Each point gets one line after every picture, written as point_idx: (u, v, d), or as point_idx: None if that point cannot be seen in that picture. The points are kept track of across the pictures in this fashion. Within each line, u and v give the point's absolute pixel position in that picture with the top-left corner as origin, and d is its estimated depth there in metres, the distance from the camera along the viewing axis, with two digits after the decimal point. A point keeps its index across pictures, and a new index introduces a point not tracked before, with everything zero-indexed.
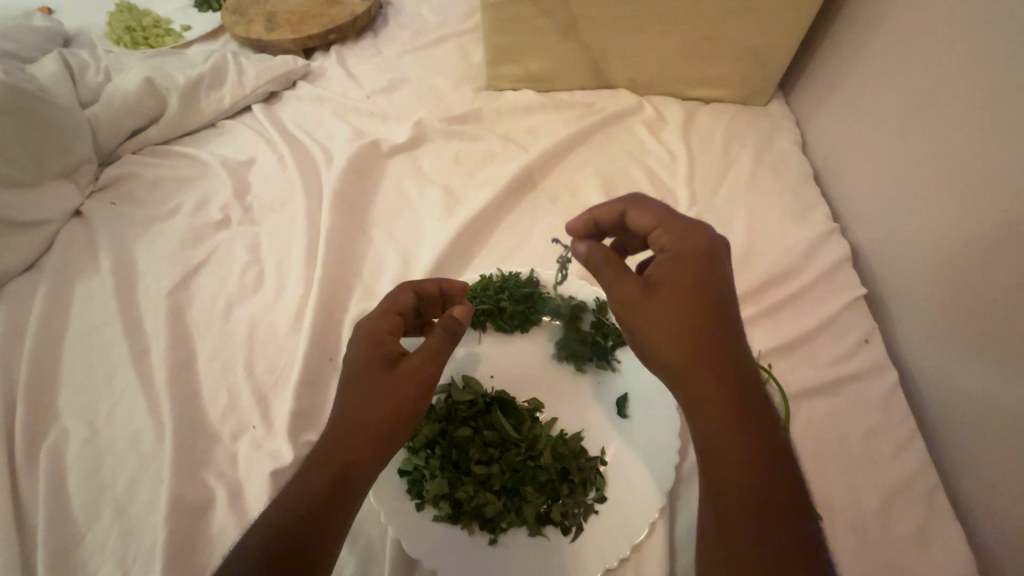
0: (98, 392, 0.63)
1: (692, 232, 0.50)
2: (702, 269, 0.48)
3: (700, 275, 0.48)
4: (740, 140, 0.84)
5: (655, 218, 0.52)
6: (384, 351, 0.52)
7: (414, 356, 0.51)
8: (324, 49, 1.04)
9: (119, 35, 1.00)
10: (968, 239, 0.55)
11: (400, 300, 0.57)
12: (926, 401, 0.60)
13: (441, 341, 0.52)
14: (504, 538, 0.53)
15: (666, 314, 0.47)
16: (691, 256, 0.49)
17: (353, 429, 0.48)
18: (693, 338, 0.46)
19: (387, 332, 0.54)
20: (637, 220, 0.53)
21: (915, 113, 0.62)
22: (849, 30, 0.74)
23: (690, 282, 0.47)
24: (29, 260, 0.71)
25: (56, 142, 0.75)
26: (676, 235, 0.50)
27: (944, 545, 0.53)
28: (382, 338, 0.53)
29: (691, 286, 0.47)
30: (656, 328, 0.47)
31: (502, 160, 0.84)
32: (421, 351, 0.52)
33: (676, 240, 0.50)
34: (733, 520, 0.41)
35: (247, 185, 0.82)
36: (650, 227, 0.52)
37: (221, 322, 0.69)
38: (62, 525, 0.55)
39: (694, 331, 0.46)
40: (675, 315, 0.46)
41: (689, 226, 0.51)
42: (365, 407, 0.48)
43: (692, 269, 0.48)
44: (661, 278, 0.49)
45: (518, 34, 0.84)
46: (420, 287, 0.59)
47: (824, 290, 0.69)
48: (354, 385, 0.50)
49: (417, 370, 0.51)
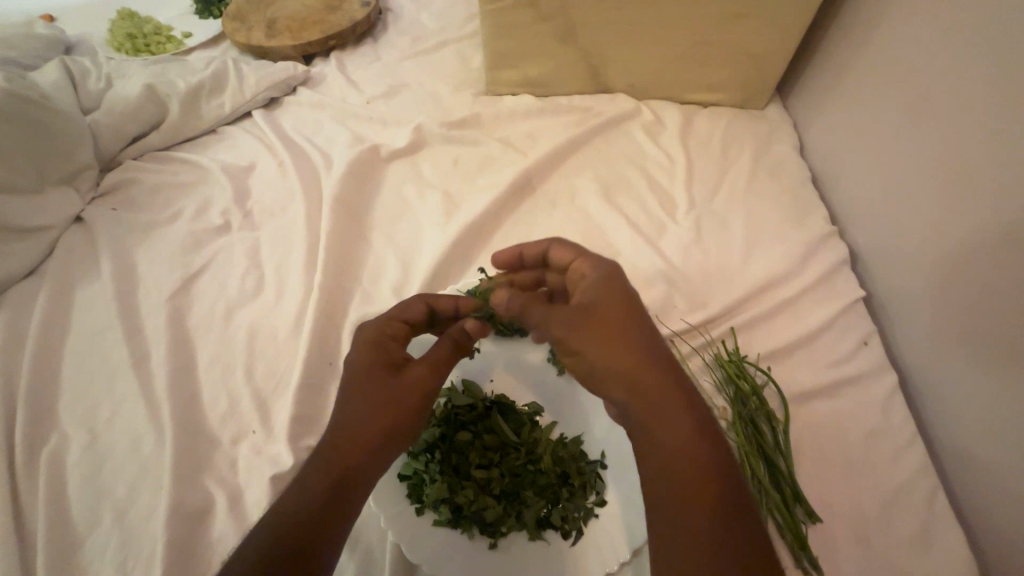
0: (98, 397, 0.63)
1: (606, 260, 0.55)
2: (625, 289, 0.51)
3: (623, 292, 0.51)
4: (738, 144, 0.84)
5: (574, 250, 0.57)
6: (389, 356, 0.52)
7: (420, 364, 0.52)
8: (323, 55, 1.05)
9: (120, 43, 1.01)
10: (967, 243, 0.55)
11: (411, 311, 0.57)
12: (925, 403, 0.61)
13: (449, 351, 0.53)
14: (504, 542, 0.53)
15: (600, 330, 0.49)
16: (612, 277, 0.52)
17: (353, 434, 0.48)
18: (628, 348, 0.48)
19: (393, 338, 0.54)
20: (558, 253, 0.58)
21: (912, 116, 0.63)
22: (846, 33, 0.74)
23: (615, 298, 0.50)
24: (30, 266, 0.72)
25: (58, 149, 0.75)
26: (595, 262, 0.55)
27: (945, 549, 0.53)
28: (389, 344, 0.53)
29: (618, 303, 0.50)
30: (594, 344, 0.48)
31: (501, 165, 0.84)
32: (429, 358, 0.53)
33: (594, 265, 0.54)
34: (685, 520, 0.42)
35: (247, 190, 0.82)
36: (570, 257, 0.57)
37: (221, 327, 0.69)
38: (62, 530, 0.55)
39: (630, 343, 0.48)
40: (611, 329, 0.48)
41: (603, 256, 0.56)
42: (365, 412, 0.49)
43: (616, 287, 0.51)
44: (590, 297, 0.51)
45: (516, 40, 0.85)
46: (436, 303, 0.58)
47: (822, 293, 0.69)
48: (357, 390, 0.50)
49: (424, 381, 0.51)
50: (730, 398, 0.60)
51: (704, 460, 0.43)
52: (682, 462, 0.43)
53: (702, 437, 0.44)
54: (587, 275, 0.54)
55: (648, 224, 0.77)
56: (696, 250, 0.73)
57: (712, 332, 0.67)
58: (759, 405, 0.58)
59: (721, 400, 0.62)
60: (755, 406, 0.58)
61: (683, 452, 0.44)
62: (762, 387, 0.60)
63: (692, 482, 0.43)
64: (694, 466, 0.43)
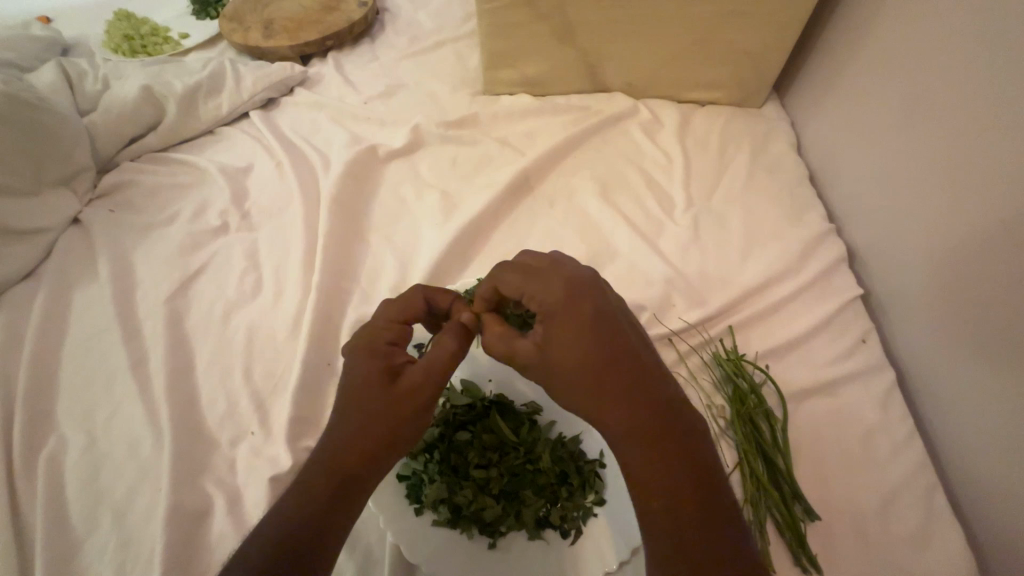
0: (97, 399, 0.63)
1: (556, 276, 0.50)
2: (579, 315, 0.47)
3: (577, 325, 0.47)
4: (736, 142, 0.84)
5: (517, 279, 0.51)
6: (387, 362, 0.51)
7: (417, 369, 0.50)
8: (321, 55, 1.05)
9: (117, 44, 1.01)
10: (965, 241, 0.55)
11: (409, 308, 0.55)
12: (924, 400, 0.61)
13: (449, 348, 0.51)
14: (503, 541, 0.54)
15: (559, 369, 0.47)
16: (558, 301, 0.48)
17: (352, 440, 0.47)
18: (588, 380, 0.46)
19: (391, 343, 0.53)
20: (505, 279, 0.52)
21: (912, 112, 0.62)
22: (844, 28, 0.74)
23: (568, 325, 0.47)
24: (27, 268, 0.71)
25: (55, 151, 0.75)
26: (542, 284, 0.49)
27: (943, 545, 0.53)
28: (385, 350, 0.52)
29: (570, 330, 0.47)
30: (562, 387, 0.47)
31: (499, 164, 0.84)
32: (426, 361, 0.50)
33: (541, 296, 0.49)
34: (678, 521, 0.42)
35: (245, 191, 0.82)
36: (517, 286, 0.51)
37: (220, 328, 0.69)
38: (61, 533, 0.55)
39: (591, 380, 0.46)
40: (569, 367, 0.47)
41: (553, 270, 0.50)
42: (363, 420, 0.48)
43: (565, 313, 0.48)
44: (544, 333, 0.48)
45: (513, 39, 0.85)
46: (433, 299, 0.57)
47: (821, 291, 0.69)
48: (353, 396, 0.49)
49: (417, 388, 0.49)
50: (729, 397, 0.60)
51: (683, 470, 0.44)
52: (667, 469, 0.43)
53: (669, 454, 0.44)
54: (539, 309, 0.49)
55: (646, 222, 0.77)
56: (694, 249, 0.73)
57: (710, 330, 0.67)
58: (758, 404, 0.58)
59: (720, 398, 0.62)
60: (754, 404, 0.58)
61: (649, 469, 0.44)
62: (760, 384, 0.60)
63: (658, 492, 0.43)
64: (675, 471, 0.43)
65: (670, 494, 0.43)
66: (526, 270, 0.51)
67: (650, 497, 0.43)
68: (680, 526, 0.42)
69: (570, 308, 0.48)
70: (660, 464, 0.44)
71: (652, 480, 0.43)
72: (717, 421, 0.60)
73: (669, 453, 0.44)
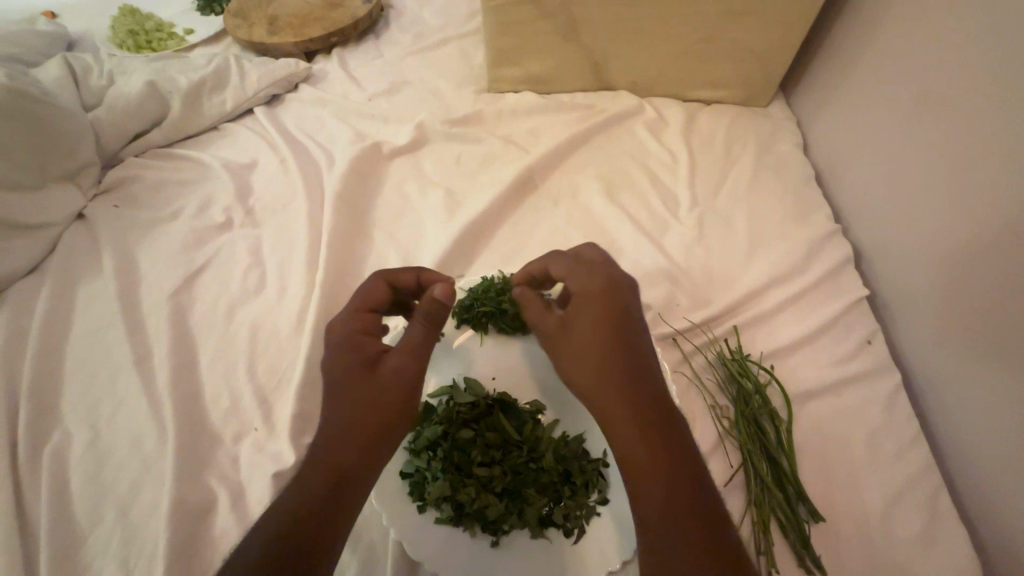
0: (101, 394, 0.63)
1: (600, 270, 0.54)
2: (608, 306, 0.51)
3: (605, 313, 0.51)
4: (741, 142, 0.84)
5: (566, 264, 0.56)
6: (364, 352, 0.51)
7: (397, 354, 0.51)
8: (325, 52, 1.05)
9: (122, 39, 1.01)
10: (969, 241, 0.55)
11: (373, 296, 0.56)
12: (930, 401, 0.60)
13: (424, 329, 0.52)
14: (506, 540, 0.53)
15: (575, 346, 0.51)
16: (596, 291, 0.52)
17: (351, 433, 0.48)
18: (600, 361, 0.49)
19: (363, 333, 0.53)
20: (556, 264, 0.57)
21: (916, 112, 0.62)
22: (850, 28, 0.73)
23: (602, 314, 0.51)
24: (32, 263, 0.71)
25: (60, 146, 0.75)
26: (586, 273, 0.54)
27: (948, 547, 0.53)
28: (359, 340, 0.52)
29: (603, 317, 0.51)
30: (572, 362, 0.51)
31: (503, 162, 0.84)
32: (404, 345, 0.52)
33: (583, 281, 0.53)
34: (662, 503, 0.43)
35: (249, 187, 0.82)
36: (563, 272, 0.55)
37: (224, 324, 0.69)
38: (65, 527, 0.55)
39: (600, 362, 0.49)
40: (585, 346, 0.50)
41: (600, 265, 0.54)
42: (358, 410, 0.48)
43: (602, 301, 0.52)
44: (573, 312, 0.52)
45: (519, 37, 0.84)
46: (397, 280, 0.58)
47: (826, 291, 0.69)
48: (339, 392, 0.50)
49: (402, 368, 0.50)
50: (733, 397, 0.60)
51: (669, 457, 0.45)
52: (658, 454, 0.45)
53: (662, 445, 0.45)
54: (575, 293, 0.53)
55: (651, 221, 0.77)
56: (699, 248, 0.73)
57: (715, 330, 0.67)
58: (762, 404, 0.58)
59: (724, 398, 0.62)
60: (758, 404, 0.58)
61: (645, 459, 0.45)
62: (764, 385, 0.60)
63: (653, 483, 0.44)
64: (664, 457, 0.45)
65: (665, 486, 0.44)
66: (579, 257, 0.55)
67: (645, 489, 0.44)
68: (675, 517, 0.43)
69: (604, 297, 0.52)
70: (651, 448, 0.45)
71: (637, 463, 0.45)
72: (720, 421, 0.60)
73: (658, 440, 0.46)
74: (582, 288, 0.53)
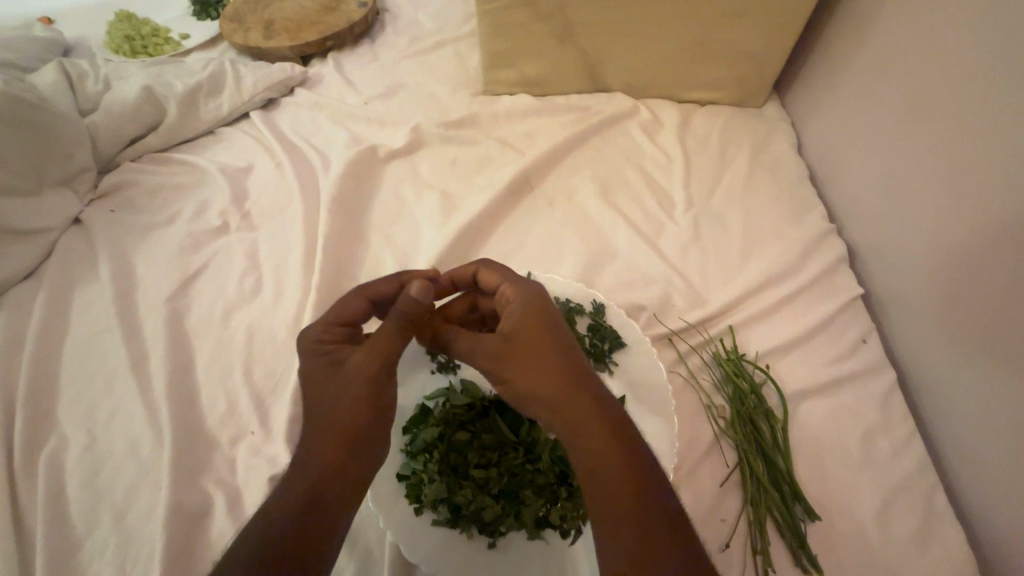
0: (98, 399, 0.63)
1: (523, 286, 0.54)
2: (539, 319, 0.51)
3: (540, 317, 0.52)
4: (736, 142, 0.84)
5: (500, 276, 0.56)
6: (331, 358, 0.52)
7: (362, 353, 0.51)
8: (321, 56, 1.05)
9: (118, 44, 1.01)
10: (965, 241, 0.55)
11: (350, 310, 0.55)
12: (925, 401, 0.60)
13: (393, 330, 0.51)
14: (503, 541, 0.53)
15: (517, 362, 0.50)
16: (527, 303, 0.53)
17: (334, 432, 0.48)
18: (544, 371, 0.48)
19: (333, 342, 0.53)
20: (487, 277, 0.57)
21: (912, 112, 0.62)
22: (844, 29, 0.74)
23: (528, 317, 0.52)
24: (28, 269, 0.71)
25: (55, 152, 0.75)
26: (517, 288, 0.54)
27: (944, 546, 0.53)
28: (327, 347, 0.53)
29: (539, 329, 0.51)
30: (514, 373, 0.50)
31: (499, 164, 0.84)
32: (373, 345, 0.51)
33: (516, 290, 0.54)
34: (623, 520, 0.41)
35: (245, 191, 0.82)
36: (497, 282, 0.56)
37: (220, 327, 0.69)
38: (61, 532, 0.55)
39: (545, 373, 0.48)
40: (528, 363, 0.49)
41: (523, 281, 0.55)
42: (337, 404, 0.49)
43: (532, 315, 0.52)
44: (512, 326, 0.52)
45: (514, 39, 0.85)
46: (374, 292, 0.56)
47: (821, 291, 0.69)
48: (314, 393, 0.51)
49: (365, 366, 0.50)
50: (729, 397, 0.60)
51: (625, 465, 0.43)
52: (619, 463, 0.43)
53: (617, 438, 0.45)
54: (510, 301, 0.54)
55: (646, 222, 0.77)
56: (694, 249, 0.73)
57: (710, 331, 0.67)
58: (758, 404, 0.58)
59: (720, 397, 0.62)
60: (754, 404, 0.59)
61: (611, 463, 0.43)
62: (760, 384, 0.60)
63: (618, 486, 0.43)
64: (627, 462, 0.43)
65: (636, 490, 0.42)
66: (506, 274, 0.56)
67: (608, 479, 0.43)
68: (642, 517, 0.41)
69: (532, 309, 0.52)
70: (608, 457, 0.44)
71: (600, 473, 0.43)
72: (717, 421, 0.60)
73: (614, 448, 0.44)
74: (513, 299, 0.54)
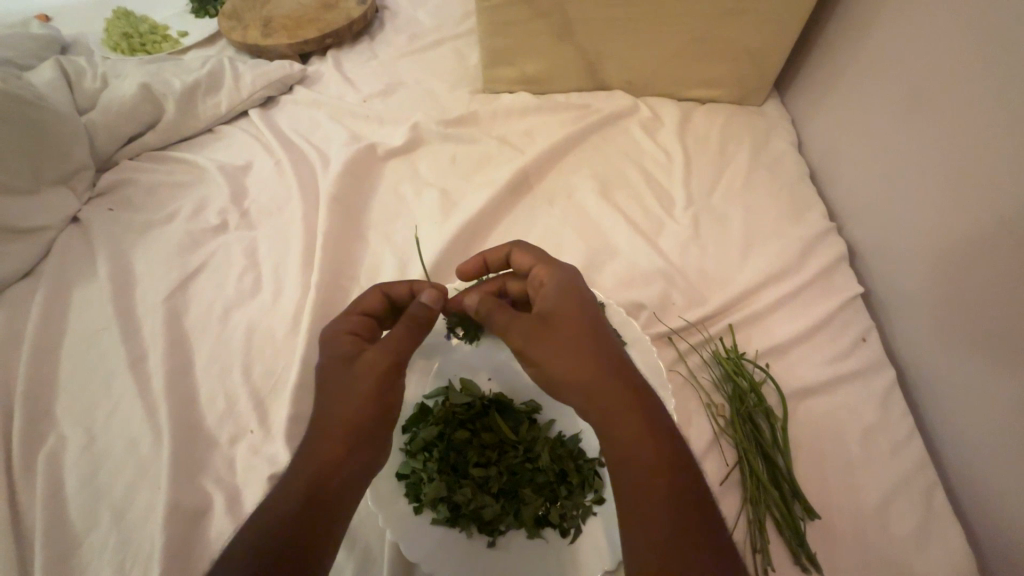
0: (96, 398, 0.63)
1: (558, 269, 0.56)
2: (576, 302, 0.53)
3: (575, 301, 0.53)
4: (736, 140, 0.84)
5: (531, 258, 0.58)
6: (343, 348, 0.52)
7: (374, 351, 0.51)
8: (320, 53, 1.05)
9: (116, 42, 1.01)
10: (966, 238, 0.55)
11: (367, 304, 0.58)
12: (926, 399, 0.60)
13: (405, 330, 0.53)
14: (503, 540, 0.53)
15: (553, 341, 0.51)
16: (563, 286, 0.54)
17: (338, 431, 0.48)
18: (581, 352, 0.49)
19: (348, 332, 0.54)
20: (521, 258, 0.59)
21: (913, 109, 0.62)
22: (845, 27, 0.73)
23: (565, 299, 0.53)
24: (26, 267, 0.71)
25: (53, 150, 0.75)
26: (552, 270, 0.56)
27: (944, 544, 0.53)
28: (342, 337, 0.53)
29: (575, 311, 0.52)
30: (549, 352, 0.50)
31: (499, 162, 0.84)
32: (385, 342, 0.52)
33: (551, 272, 0.55)
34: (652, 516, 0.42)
35: (244, 189, 0.82)
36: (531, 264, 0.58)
37: (219, 326, 0.69)
38: (60, 531, 0.55)
39: (583, 354, 0.49)
40: (564, 344, 0.50)
41: (556, 264, 0.56)
42: (342, 401, 0.49)
43: (568, 298, 0.53)
44: (548, 307, 0.53)
45: (513, 37, 0.84)
46: (391, 291, 0.58)
47: (822, 289, 0.69)
48: (325, 385, 0.51)
49: (375, 364, 0.51)
50: (728, 396, 0.60)
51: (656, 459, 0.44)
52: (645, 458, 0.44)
53: (650, 431, 0.45)
54: (545, 283, 0.55)
55: (646, 220, 0.77)
56: (694, 247, 0.73)
57: (710, 329, 0.67)
58: (758, 403, 0.58)
59: (719, 396, 0.62)
60: (753, 403, 0.58)
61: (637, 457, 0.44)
62: (759, 382, 0.60)
63: (647, 478, 0.43)
64: (656, 454, 0.44)
65: (663, 483, 0.43)
66: (540, 257, 0.58)
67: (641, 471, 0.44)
68: (668, 513, 0.42)
69: (569, 294, 0.53)
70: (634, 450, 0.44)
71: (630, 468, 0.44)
72: (716, 420, 0.60)
73: (644, 441, 0.45)
74: (548, 281, 0.55)
